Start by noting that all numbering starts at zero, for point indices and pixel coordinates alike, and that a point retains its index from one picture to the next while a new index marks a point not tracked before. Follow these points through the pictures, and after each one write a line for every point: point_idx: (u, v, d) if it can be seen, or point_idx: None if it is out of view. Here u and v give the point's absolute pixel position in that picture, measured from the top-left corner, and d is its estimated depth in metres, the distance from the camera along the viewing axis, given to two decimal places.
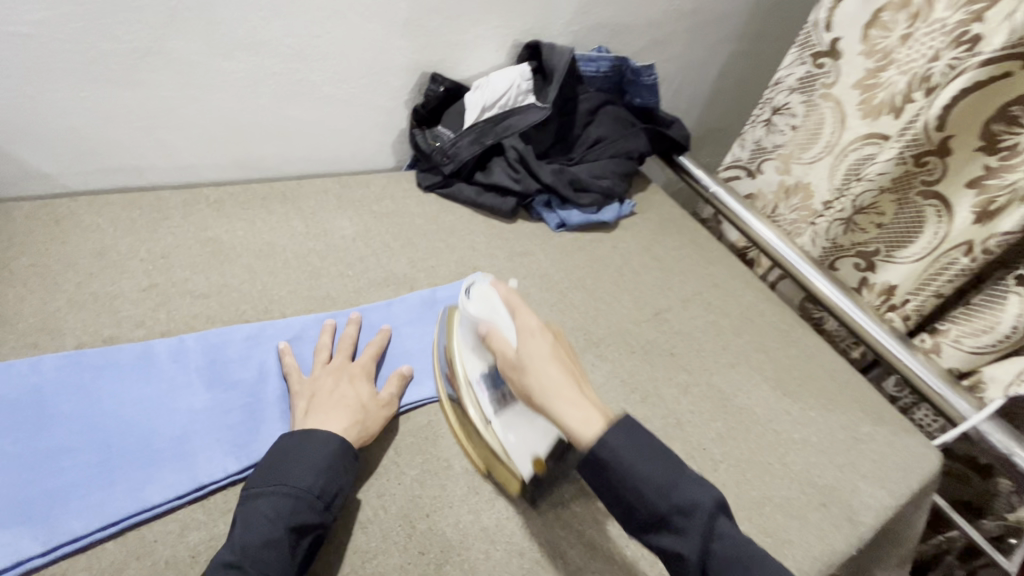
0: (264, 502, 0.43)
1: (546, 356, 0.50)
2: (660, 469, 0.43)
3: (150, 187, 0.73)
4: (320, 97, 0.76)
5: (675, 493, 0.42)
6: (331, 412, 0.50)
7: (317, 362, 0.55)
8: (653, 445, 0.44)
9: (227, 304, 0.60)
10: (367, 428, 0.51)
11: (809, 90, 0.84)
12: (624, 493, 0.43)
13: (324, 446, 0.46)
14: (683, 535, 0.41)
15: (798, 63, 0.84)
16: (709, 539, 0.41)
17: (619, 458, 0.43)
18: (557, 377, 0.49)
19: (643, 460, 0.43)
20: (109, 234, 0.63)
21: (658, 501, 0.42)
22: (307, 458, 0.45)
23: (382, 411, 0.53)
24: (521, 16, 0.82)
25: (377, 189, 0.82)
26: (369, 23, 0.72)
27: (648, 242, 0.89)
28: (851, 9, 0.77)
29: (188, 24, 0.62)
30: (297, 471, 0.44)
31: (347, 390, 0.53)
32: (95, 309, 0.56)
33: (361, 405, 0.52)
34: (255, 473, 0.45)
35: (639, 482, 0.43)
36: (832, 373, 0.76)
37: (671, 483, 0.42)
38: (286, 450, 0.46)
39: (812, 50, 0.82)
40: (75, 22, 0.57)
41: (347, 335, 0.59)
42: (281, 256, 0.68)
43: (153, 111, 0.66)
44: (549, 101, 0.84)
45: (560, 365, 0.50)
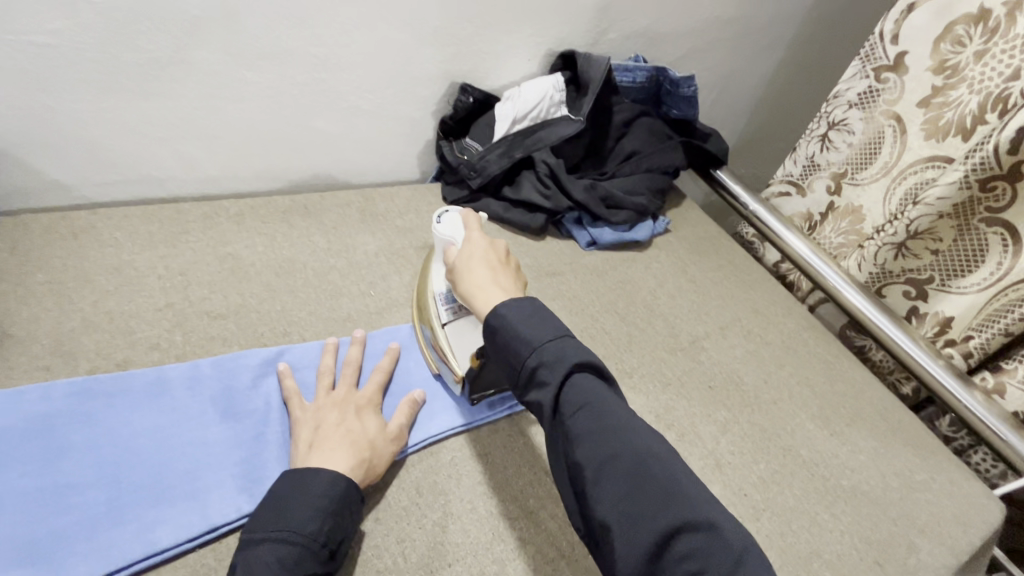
0: (262, 550, 0.39)
1: (476, 254, 0.52)
2: (538, 329, 0.44)
3: (170, 199, 0.71)
4: (345, 108, 0.73)
5: (543, 349, 0.43)
6: (337, 448, 0.46)
7: (320, 387, 0.52)
8: (536, 312, 0.45)
9: (245, 326, 0.58)
10: (373, 465, 0.47)
11: (869, 105, 0.78)
12: (505, 351, 0.44)
13: (332, 487, 0.43)
14: (546, 385, 0.42)
15: (861, 76, 0.79)
16: (568, 385, 0.42)
17: (510, 324, 0.44)
18: (479, 270, 0.51)
19: (525, 324, 0.44)
20: (126, 249, 0.61)
21: (527, 354, 0.43)
22: (310, 499, 0.42)
23: (391, 446, 0.50)
24: (557, 25, 0.78)
25: (401, 202, 0.79)
26: (399, 32, 0.69)
27: (683, 263, 0.84)
28: (920, 21, 0.71)
29: (212, 34, 0.59)
30: (300, 514, 0.41)
31: (352, 420, 0.49)
32: (109, 330, 0.54)
33: (367, 438, 0.48)
34: (256, 516, 0.41)
35: (515, 339, 0.44)
36: (883, 412, 0.71)
37: (546, 343, 0.43)
38: (290, 490, 0.42)
39: (876, 63, 0.77)
40: (98, 32, 0.55)
41: (351, 358, 0.56)
42: (302, 273, 0.65)
43: (175, 123, 0.64)
44: (583, 114, 0.80)
45: (484, 259, 0.52)
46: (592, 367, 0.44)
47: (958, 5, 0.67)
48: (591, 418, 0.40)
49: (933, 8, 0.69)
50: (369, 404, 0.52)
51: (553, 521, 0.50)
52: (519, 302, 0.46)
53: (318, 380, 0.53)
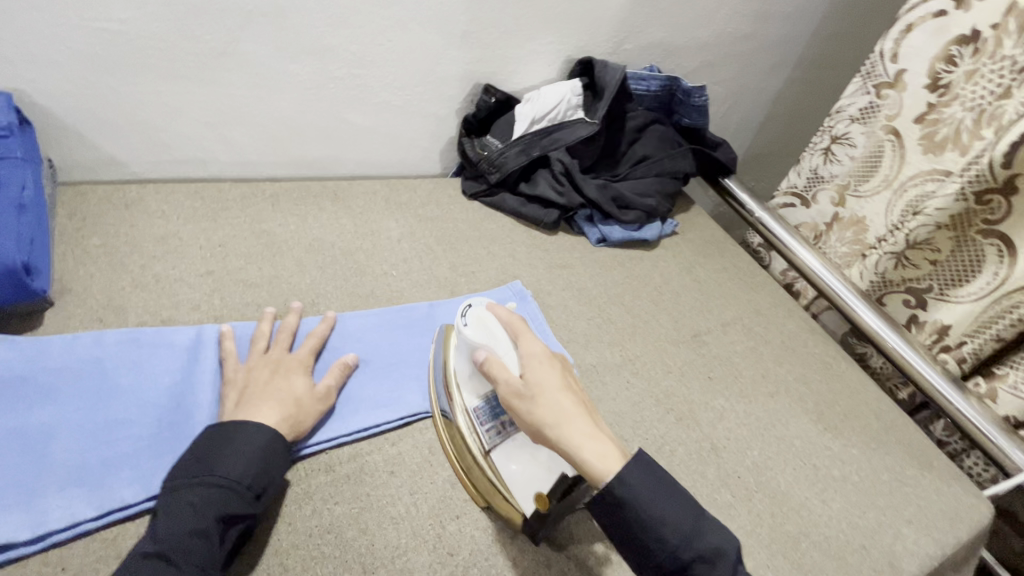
0: (185, 493, 0.40)
1: (559, 392, 0.48)
2: (681, 511, 0.43)
3: (212, 179, 0.76)
4: (376, 102, 0.78)
5: (699, 541, 0.42)
6: (264, 404, 0.47)
7: (254, 350, 0.53)
8: (662, 478, 0.44)
9: (277, 295, 0.63)
10: (299, 423, 0.48)
11: (870, 120, 0.82)
12: (646, 538, 0.43)
13: (255, 436, 0.44)
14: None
15: (862, 93, 0.82)
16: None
17: (635, 494, 0.43)
18: (569, 414, 0.47)
19: (667, 508, 0.43)
20: (172, 221, 0.66)
21: (682, 546, 0.42)
22: (236, 447, 0.43)
23: (319, 405, 0.51)
24: (576, 33, 0.84)
25: (423, 194, 0.84)
26: (429, 34, 0.74)
27: (689, 263, 0.88)
28: (917, 41, 0.75)
29: (261, 28, 0.65)
30: (225, 460, 0.42)
31: (275, 381, 0.50)
32: (155, 291, 0.59)
33: (289, 398, 0.49)
34: (181, 463, 0.42)
35: (661, 526, 0.42)
36: (877, 411, 0.73)
37: (697, 531, 0.43)
38: (214, 439, 0.44)
39: (876, 80, 0.80)
40: (162, 20, 0.61)
41: (287, 324, 0.56)
42: (330, 252, 0.70)
43: (221, 109, 0.70)
44: (598, 117, 0.85)
45: (573, 399, 0.48)
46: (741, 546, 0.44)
47: (951, 26, 0.71)
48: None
49: (930, 28, 0.73)
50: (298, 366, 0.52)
51: None
52: (642, 464, 0.44)
53: (252, 343, 0.54)
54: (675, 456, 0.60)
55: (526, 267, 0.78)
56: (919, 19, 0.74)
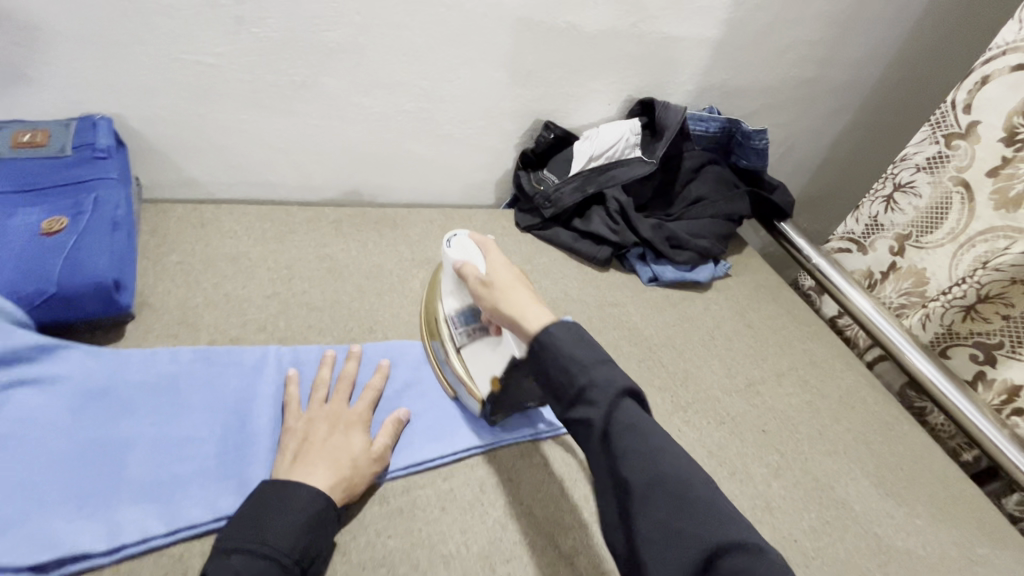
0: (236, 564, 0.39)
1: (513, 279, 0.53)
2: (584, 353, 0.45)
3: (280, 202, 0.79)
4: (440, 135, 0.80)
5: (594, 371, 0.44)
6: (321, 465, 0.47)
7: (314, 399, 0.53)
8: (577, 332, 0.46)
9: (338, 320, 0.64)
10: (352, 485, 0.47)
11: (938, 171, 0.80)
12: (551, 371, 0.45)
13: (309, 502, 0.43)
14: (596, 406, 0.43)
15: (931, 142, 0.80)
16: (618, 409, 0.42)
17: (552, 339, 0.46)
18: (516, 291, 0.52)
19: (571, 346, 0.45)
20: (243, 241, 0.69)
21: (578, 373, 0.44)
22: (290, 512, 0.42)
23: (372, 466, 0.50)
24: (638, 74, 0.84)
25: (478, 224, 0.86)
26: (496, 72, 0.77)
27: (742, 307, 0.86)
28: (994, 94, 0.72)
29: (339, 64, 0.68)
30: (278, 528, 0.41)
31: (334, 435, 0.50)
32: (226, 310, 0.61)
33: (346, 458, 0.48)
34: (232, 525, 0.41)
35: (564, 358, 0.45)
36: (944, 479, 0.69)
37: (594, 365, 0.44)
38: (266, 501, 0.43)
39: (946, 131, 0.78)
40: (252, 55, 0.64)
41: (348, 372, 0.56)
42: (388, 279, 0.72)
43: (295, 137, 0.73)
44: (656, 157, 0.85)
45: (515, 278, 0.54)
46: (635, 395, 0.45)
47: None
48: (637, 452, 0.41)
49: (1009, 82, 0.70)
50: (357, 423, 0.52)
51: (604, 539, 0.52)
52: (564, 324, 0.47)
53: (313, 391, 0.54)
54: None
55: (577, 303, 0.78)
56: (997, 70, 0.71)
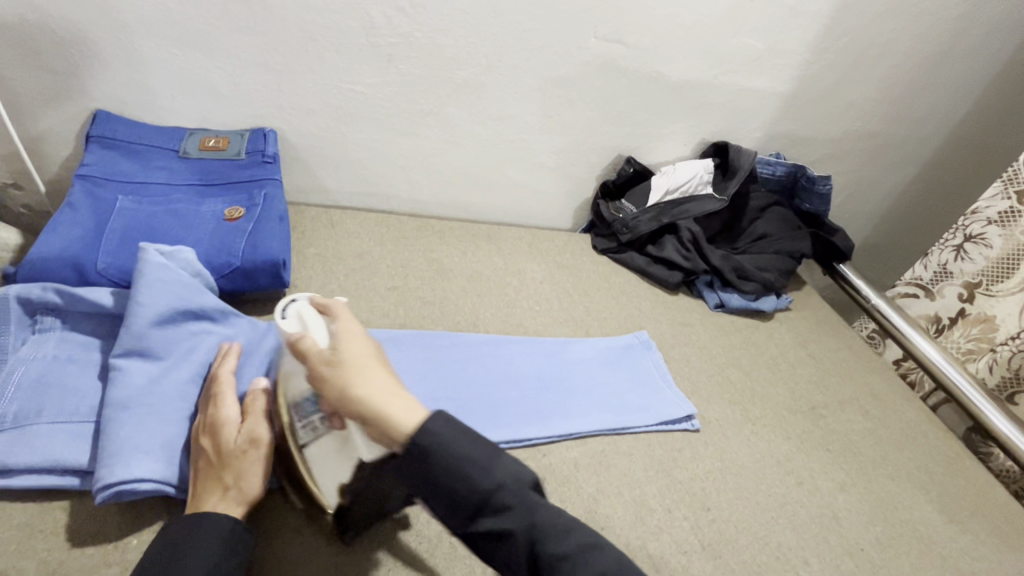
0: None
1: (365, 359, 0.47)
2: (476, 448, 0.43)
3: (391, 212, 0.91)
4: (533, 163, 0.91)
5: (497, 472, 0.43)
6: (199, 490, 0.47)
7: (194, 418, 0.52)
8: (459, 424, 0.44)
9: (446, 313, 0.73)
10: (239, 489, 0.47)
11: (1009, 224, 0.84)
12: (448, 472, 0.42)
13: (203, 533, 0.44)
14: (508, 512, 0.42)
15: (1001, 198, 0.85)
16: (533, 511, 0.42)
17: (439, 438, 0.43)
18: (379, 379, 0.46)
19: (466, 439, 0.43)
20: (366, 242, 0.80)
21: (482, 479, 0.42)
22: (204, 544, 0.43)
23: (246, 451, 0.48)
24: (714, 120, 0.94)
25: (560, 244, 0.95)
26: (589, 112, 0.87)
27: (803, 339, 0.91)
28: None
29: (462, 97, 0.80)
30: (191, 559, 0.42)
31: (203, 453, 0.48)
32: (356, 296, 0.71)
33: (214, 468, 0.47)
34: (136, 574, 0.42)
35: (455, 465, 0.42)
36: (1007, 515, 0.71)
37: (495, 463, 0.43)
38: (181, 534, 0.43)
39: (1018, 187, 0.82)
40: (394, 86, 0.77)
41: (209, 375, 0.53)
42: (485, 283, 0.81)
43: (414, 157, 0.85)
44: (727, 195, 0.93)
45: (377, 365, 0.48)
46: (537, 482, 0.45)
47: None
48: (560, 539, 0.42)
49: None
50: (222, 417, 0.49)
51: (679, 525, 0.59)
52: (439, 417, 0.44)
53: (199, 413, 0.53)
54: (798, 518, 0.63)
55: (650, 319, 0.85)
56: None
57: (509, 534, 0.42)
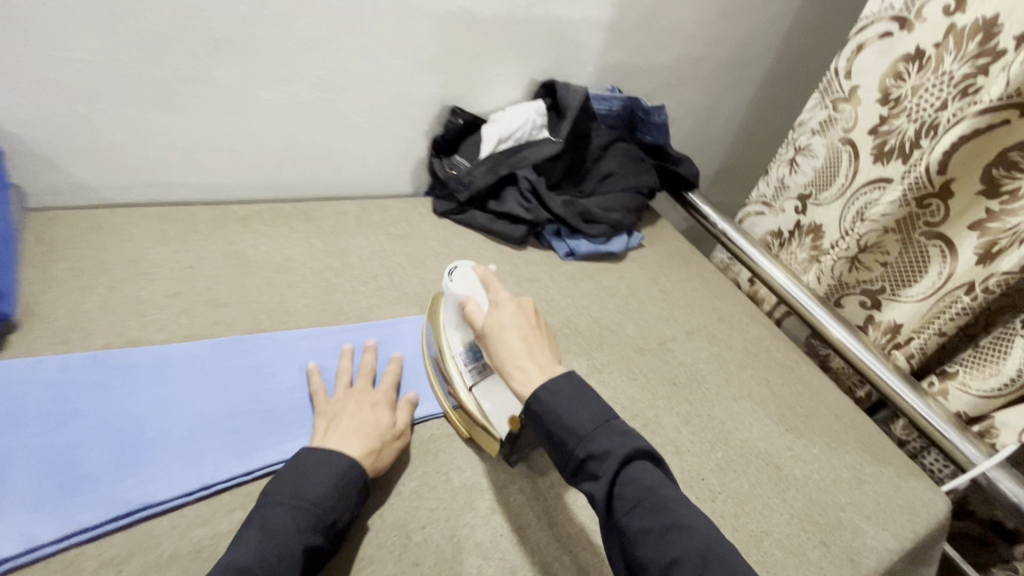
0: (277, 514, 0.45)
1: (504, 333, 0.53)
2: (584, 419, 0.47)
3: (183, 203, 0.77)
4: (347, 124, 0.80)
5: (590, 442, 0.46)
6: (351, 438, 0.51)
7: (339, 384, 0.57)
8: (579, 393, 0.49)
9: (245, 314, 0.63)
10: (377, 455, 0.52)
11: (830, 133, 0.86)
12: (553, 439, 0.48)
13: (339, 465, 0.48)
14: (598, 478, 0.46)
15: (822, 107, 0.87)
16: (621, 478, 0.45)
17: (553, 404, 0.48)
18: (510, 349, 0.52)
19: (570, 411, 0.48)
20: (140, 243, 0.67)
21: (579, 445, 0.47)
22: (322, 475, 0.47)
23: (397, 441, 0.54)
24: (539, 57, 0.87)
25: (394, 212, 0.86)
26: (398, 60, 0.77)
27: (654, 274, 0.91)
28: (869, 60, 0.80)
29: (231, 55, 0.67)
30: (310, 485, 0.47)
31: (370, 413, 0.54)
32: (122, 313, 0.59)
33: (376, 431, 0.53)
34: (278, 481, 0.47)
35: (562, 428, 0.47)
36: (837, 411, 0.76)
37: (592, 433, 0.47)
38: (316, 462, 0.48)
39: (834, 96, 0.85)
40: (132, 50, 0.62)
41: (367, 363, 0.60)
42: (299, 271, 0.71)
43: (191, 134, 0.71)
44: (561, 136, 0.88)
45: (517, 333, 0.52)
46: (647, 455, 0.47)
47: (899, 46, 0.77)
48: (644, 511, 0.44)
49: (878, 48, 0.79)
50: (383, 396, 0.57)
51: (519, 493, 0.56)
52: (564, 383, 0.49)
53: (338, 377, 0.58)
54: None
55: None
56: (867, 40, 0.80)
57: (596, 501, 0.45)
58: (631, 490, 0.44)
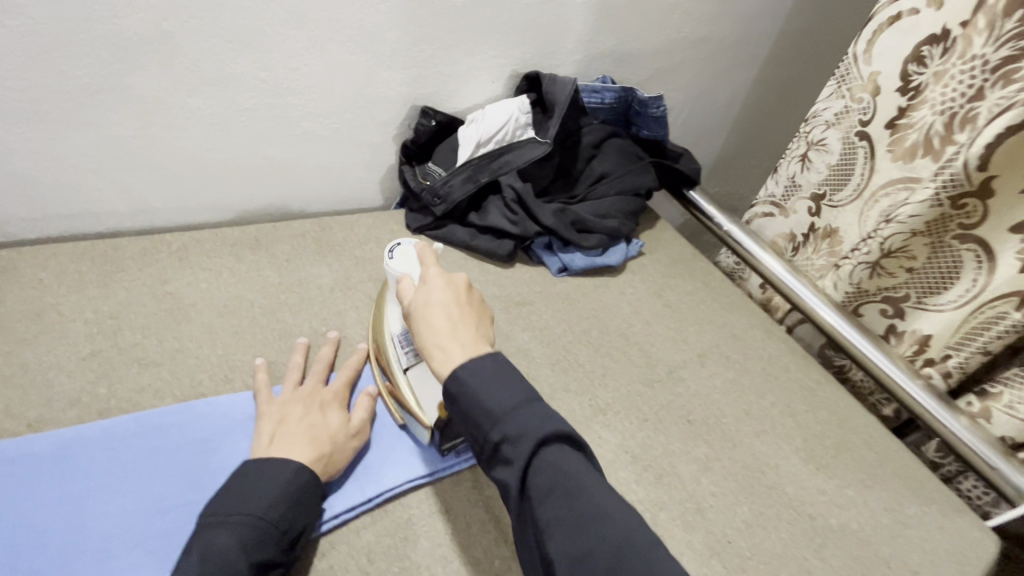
0: (216, 533, 0.40)
1: (428, 310, 0.47)
2: (500, 397, 0.41)
3: (109, 234, 0.66)
4: (299, 133, 0.69)
5: (505, 423, 0.40)
6: (300, 440, 0.47)
7: (288, 383, 0.53)
8: (496, 370, 0.42)
9: (181, 374, 0.53)
10: (330, 459, 0.48)
11: (846, 126, 0.78)
12: (468, 421, 0.41)
13: (287, 470, 0.44)
14: (511, 464, 0.39)
15: (837, 97, 0.78)
16: (536, 465, 0.39)
17: (466, 382, 0.42)
18: (431, 324, 0.46)
19: (485, 388, 0.41)
20: (50, 292, 0.56)
21: (490, 428, 0.40)
22: (267, 486, 0.43)
23: (353, 441, 0.50)
24: (521, 45, 0.76)
25: (361, 232, 0.75)
26: (354, 56, 0.65)
27: (658, 287, 0.82)
28: (889, 41, 0.71)
29: (147, 59, 0.55)
30: (254, 498, 0.42)
31: (320, 413, 0.50)
32: (23, 385, 0.48)
33: (327, 432, 0.49)
34: (221, 502, 0.42)
35: (476, 408, 0.41)
36: (868, 441, 0.68)
37: (510, 414, 0.40)
38: (258, 470, 0.44)
39: (850, 84, 0.76)
40: (15, 57, 0.50)
41: (323, 357, 0.56)
42: (249, 313, 0.60)
43: (108, 153, 0.60)
44: (549, 136, 0.77)
45: (443, 310, 0.47)
46: (569, 439, 0.40)
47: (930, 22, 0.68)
48: (560, 503, 0.37)
49: (900, 29, 0.69)
50: (336, 392, 0.53)
51: None
52: (483, 360, 0.43)
53: (287, 375, 0.54)
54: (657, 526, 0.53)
55: None
56: (891, 18, 0.70)
57: (509, 488, 0.39)
58: (546, 479, 0.38)
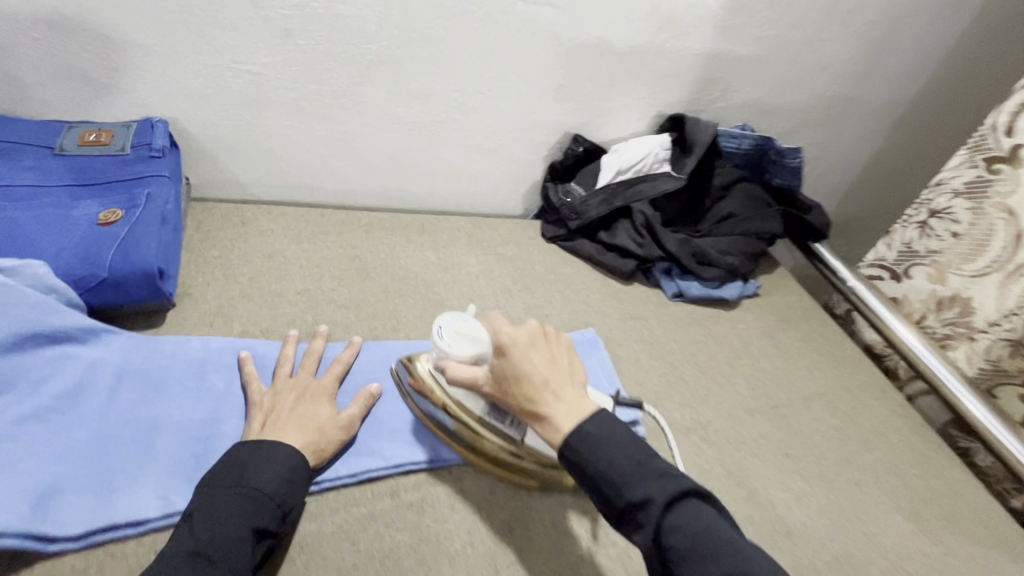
0: (221, 500, 0.43)
1: (532, 377, 0.48)
2: (616, 459, 0.43)
3: (315, 205, 0.83)
4: (471, 144, 0.82)
5: (630, 489, 0.42)
6: (289, 430, 0.49)
7: (279, 374, 0.55)
8: (602, 428, 0.45)
9: (362, 318, 0.67)
10: (319, 449, 0.50)
11: (977, 196, 0.78)
12: (587, 485, 0.44)
13: (283, 455, 0.46)
14: (641, 527, 0.42)
15: (969, 166, 0.78)
16: (668, 525, 0.41)
17: (580, 441, 0.45)
18: (533, 391, 0.48)
19: (599, 451, 0.44)
20: (278, 240, 0.73)
21: (611, 492, 0.43)
22: (266, 463, 0.46)
23: (341, 433, 0.52)
24: (670, 90, 0.85)
25: (504, 233, 0.87)
26: (528, 86, 0.78)
27: (770, 328, 0.84)
28: None
29: (378, 74, 0.71)
30: (256, 472, 0.45)
31: (297, 404, 0.52)
32: (258, 303, 0.64)
33: (307, 424, 0.50)
34: (219, 470, 0.45)
35: (594, 470, 0.44)
36: (986, 521, 0.65)
37: (628, 478, 0.43)
38: (253, 451, 0.46)
39: (986, 154, 0.76)
40: (298, 66, 0.68)
41: (314, 349, 0.58)
42: (413, 282, 0.74)
43: (333, 143, 0.77)
44: (684, 172, 0.84)
45: (543, 372, 0.49)
46: (690, 492, 0.42)
47: None
48: (702, 563, 0.39)
49: None
50: (321, 386, 0.55)
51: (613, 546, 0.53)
52: (603, 427, 0.45)
53: (276, 368, 0.56)
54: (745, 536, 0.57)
55: (598, 315, 0.78)
56: None
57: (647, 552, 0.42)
58: (681, 538, 0.40)
